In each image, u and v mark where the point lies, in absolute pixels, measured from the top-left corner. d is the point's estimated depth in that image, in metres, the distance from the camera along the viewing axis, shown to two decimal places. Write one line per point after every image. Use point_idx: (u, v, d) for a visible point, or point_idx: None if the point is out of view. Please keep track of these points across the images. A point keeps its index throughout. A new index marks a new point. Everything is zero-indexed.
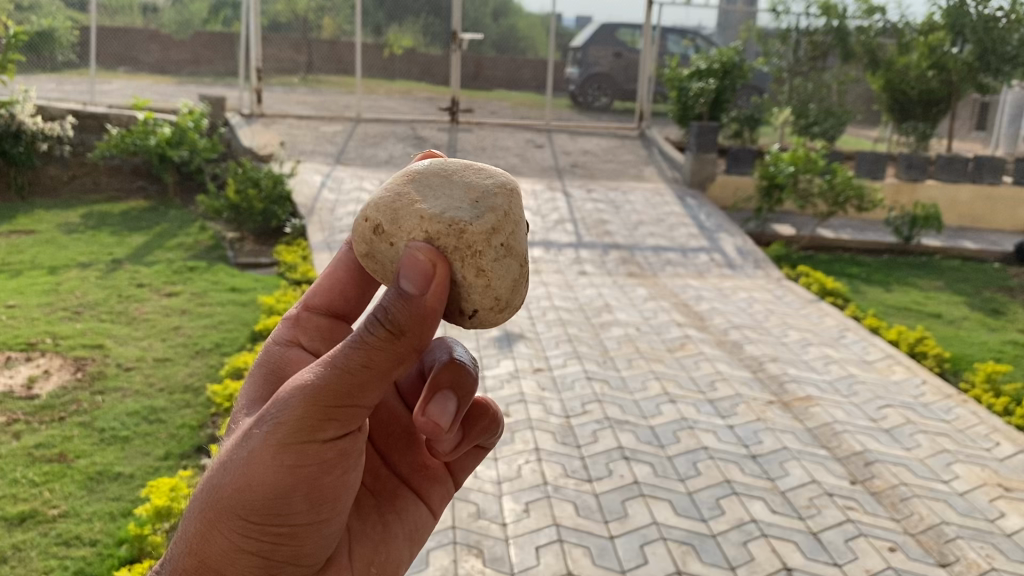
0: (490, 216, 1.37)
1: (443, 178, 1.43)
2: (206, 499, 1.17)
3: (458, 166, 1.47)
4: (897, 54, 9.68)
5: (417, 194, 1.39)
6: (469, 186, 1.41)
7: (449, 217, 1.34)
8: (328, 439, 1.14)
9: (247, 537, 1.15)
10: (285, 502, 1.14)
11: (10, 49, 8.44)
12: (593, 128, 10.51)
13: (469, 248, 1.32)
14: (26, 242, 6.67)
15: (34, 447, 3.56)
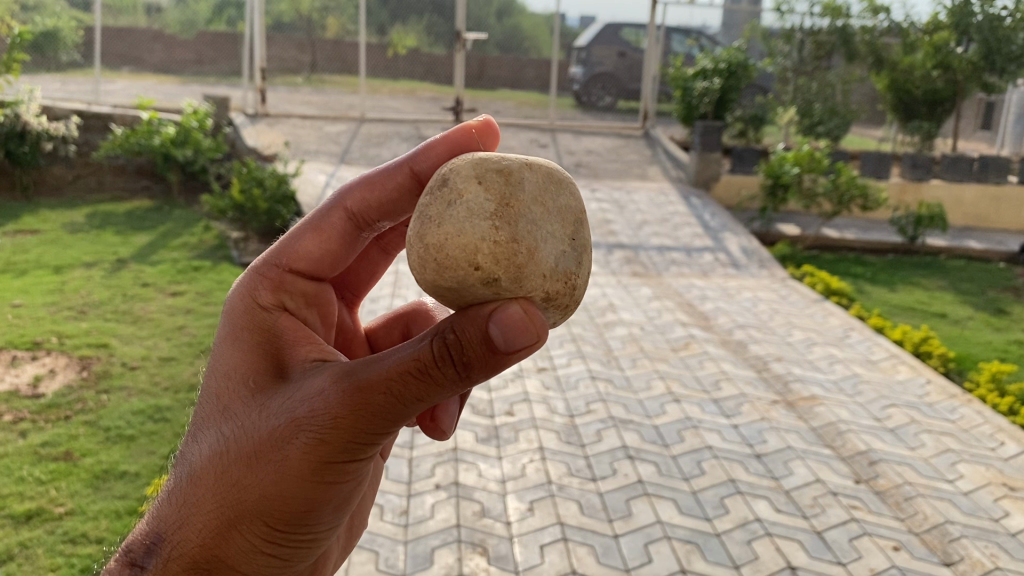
0: (581, 257, 1.50)
1: (542, 209, 1.44)
2: (236, 497, 1.26)
3: (542, 183, 1.47)
4: (902, 54, 9.67)
5: (533, 241, 1.40)
6: (562, 219, 1.47)
7: (561, 271, 1.43)
8: (363, 456, 1.27)
9: (270, 534, 1.29)
10: (313, 508, 1.28)
11: (14, 48, 8.47)
12: (597, 128, 10.56)
13: (572, 301, 1.48)
14: (31, 242, 6.69)
15: (40, 446, 3.57)
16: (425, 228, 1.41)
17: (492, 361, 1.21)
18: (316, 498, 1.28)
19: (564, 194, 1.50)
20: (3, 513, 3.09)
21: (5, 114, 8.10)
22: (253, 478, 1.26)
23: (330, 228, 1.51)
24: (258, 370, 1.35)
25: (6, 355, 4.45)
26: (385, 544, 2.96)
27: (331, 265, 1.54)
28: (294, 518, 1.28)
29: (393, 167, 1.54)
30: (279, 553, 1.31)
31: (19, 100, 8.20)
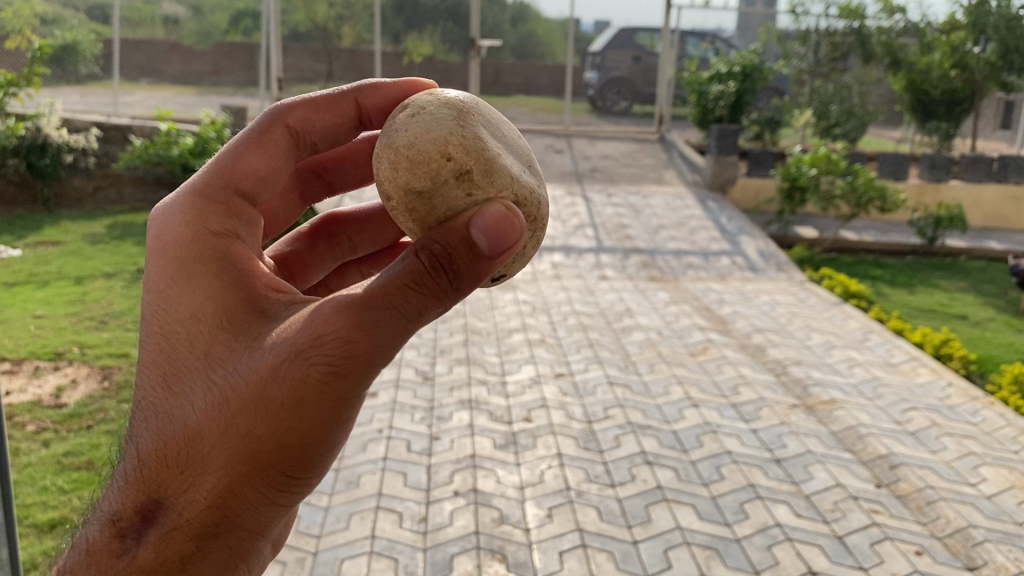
0: (537, 182, 1.76)
1: (496, 130, 1.74)
2: (232, 457, 1.26)
3: (490, 123, 1.75)
4: (919, 55, 9.59)
5: (495, 150, 1.64)
6: (516, 150, 1.78)
7: (531, 191, 1.66)
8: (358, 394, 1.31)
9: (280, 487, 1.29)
10: (321, 449, 1.31)
11: (35, 62, 8.66)
12: (612, 132, 10.80)
13: (531, 219, 1.68)
14: (53, 253, 6.78)
15: (63, 455, 3.61)
16: (391, 137, 1.62)
17: (479, 256, 1.34)
18: (317, 446, 1.30)
19: (515, 141, 1.79)
20: (27, 522, 3.13)
21: (27, 127, 8.24)
22: (254, 430, 1.25)
23: (274, 141, 1.56)
24: (232, 311, 1.33)
25: (29, 365, 4.51)
26: (404, 551, 2.97)
27: (273, 189, 1.57)
28: (297, 464, 1.30)
29: (343, 93, 1.68)
30: (279, 498, 1.32)
31: (40, 113, 8.32)
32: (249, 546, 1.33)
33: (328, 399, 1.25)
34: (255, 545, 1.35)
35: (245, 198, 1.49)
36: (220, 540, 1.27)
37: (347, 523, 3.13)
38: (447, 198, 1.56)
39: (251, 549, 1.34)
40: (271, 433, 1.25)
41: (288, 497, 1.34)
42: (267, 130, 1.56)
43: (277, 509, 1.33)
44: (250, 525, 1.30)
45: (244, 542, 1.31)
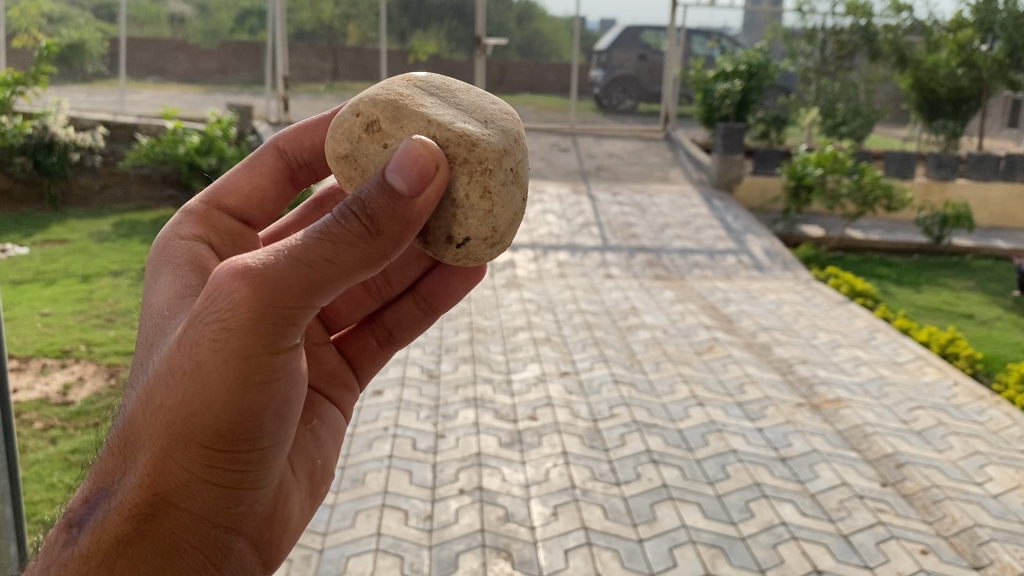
0: (502, 138, 1.54)
1: (450, 94, 1.63)
2: (152, 436, 1.15)
3: (450, 92, 1.64)
4: (926, 53, 9.58)
5: (424, 103, 1.54)
6: (483, 111, 1.61)
7: (468, 134, 1.47)
8: (284, 354, 1.15)
9: (209, 467, 1.16)
10: (253, 424, 1.16)
11: (43, 61, 8.69)
12: (617, 131, 10.77)
13: (479, 163, 1.46)
14: (60, 251, 6.81)
15: (70, 453, 3.62)
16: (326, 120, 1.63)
17: (383, 192, 1.17)
18: (244, 415, 1.14)
19: (487, 106, 1.63)
20: (34, 519, 3.14)
21: (34, 126, 8.27)
22: (166, 402, 1.14)
23: (261, 164, 1.63)
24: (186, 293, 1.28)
25: (36, 363, 4.52)
26: (410, 549, 2.97)
27: (261, 209, 1.62)
28: (227, 438, 1.15)
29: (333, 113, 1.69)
30: (225, 480, 1.18)
31: (48, 111, 8.35)
32: (205, 538, 1.20)
33: (231, 358, 1.10)
34: (219, 540, 1.21)
35: (227, 214, 1.57)
36: (160, 529, 1.16)
37: (353, 520, 3.14)
38: (364, 152, 1.50)
39: (211, 542, 1.20)
40: (181, 401, 1.12)
41: (236, 479, 1.19)
42: (258, 157, 1.63)
43: (224, 493, 1.19)
44: (195, 513, 1.18)
45: (195, 533, 1.18)
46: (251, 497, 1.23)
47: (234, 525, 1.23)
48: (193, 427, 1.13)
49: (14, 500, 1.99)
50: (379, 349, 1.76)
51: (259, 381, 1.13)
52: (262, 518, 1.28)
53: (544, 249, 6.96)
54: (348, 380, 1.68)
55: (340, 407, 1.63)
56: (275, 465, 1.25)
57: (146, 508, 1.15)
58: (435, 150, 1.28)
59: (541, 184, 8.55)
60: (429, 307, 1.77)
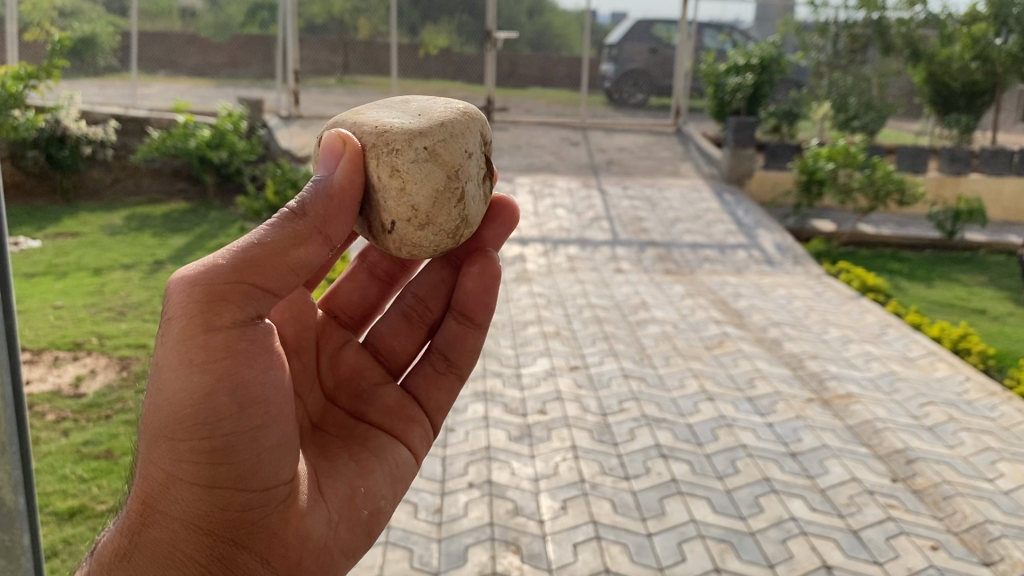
0: (423, 125, 1.64)
1: (404, 104, 1.78)
2: (139, 446, 1.29)
3: (414, 101, 1.79)
4: (939, 46, 9.45)
5: (361, 111, 1.72)
6: (424, 109, 1.73)
7: (384, 125, 1.63)
8: (228, 336, 1.27)
9: (181, 463, 1.25)
10: (213, 412, 1.25)
11: (55, 55, 8.73)
12: (628, 126, 10.50)
13: (384, 147, 1.59)
14: (72, 244, 6.84)
15: (82, 444, 3.65)
16: None
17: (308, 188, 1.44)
18: (199, 402, 1.25)
19: (433, 105, 1.75)
20: (47, 510, 3.17)
21: (47, 119, 8.30)
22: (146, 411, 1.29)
23: None
24: None
25: (48, 355, 4.55)
26: (419, 542, 2.98)
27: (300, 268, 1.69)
28: (189, 424, 1.25)
29: None
30: (202, 479, 1.26)
31: (60, 105, 8.38)
32: (198, 547, 1.26)
33: (177, 347, 1.25)
34: (214, 546, 1.27)
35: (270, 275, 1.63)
36: (154, 536, 1.26)
37: None
38: None
39: (205, 547, 1.27)
40: (151, 402, 1.27)
41: (210, 474, 1.26)
42: None
43: (204, 491, 1.26)
44: (181, 516, 1.26)
45: (186, 538, 1.26)
46: (240, 499, 1.28)
47: (228, 530, 1.28)
48: (158, 423, 1.26)
49: (26, 492, 1.95)
50: (443, 379, 1.77)
51: (205, 361, 1.25)
52: (265, 528, 1.31)
53: (554, 243, 6.96)
54: (416, 414, 1.70)
55: (411, 447, 1.65)
56: (258, 463, 1.30)
57: (138, 517, 1.27)
58: (348, 138, 1.55)
59: (551, 178, 8.54)
60: (467, 320, 1.76)
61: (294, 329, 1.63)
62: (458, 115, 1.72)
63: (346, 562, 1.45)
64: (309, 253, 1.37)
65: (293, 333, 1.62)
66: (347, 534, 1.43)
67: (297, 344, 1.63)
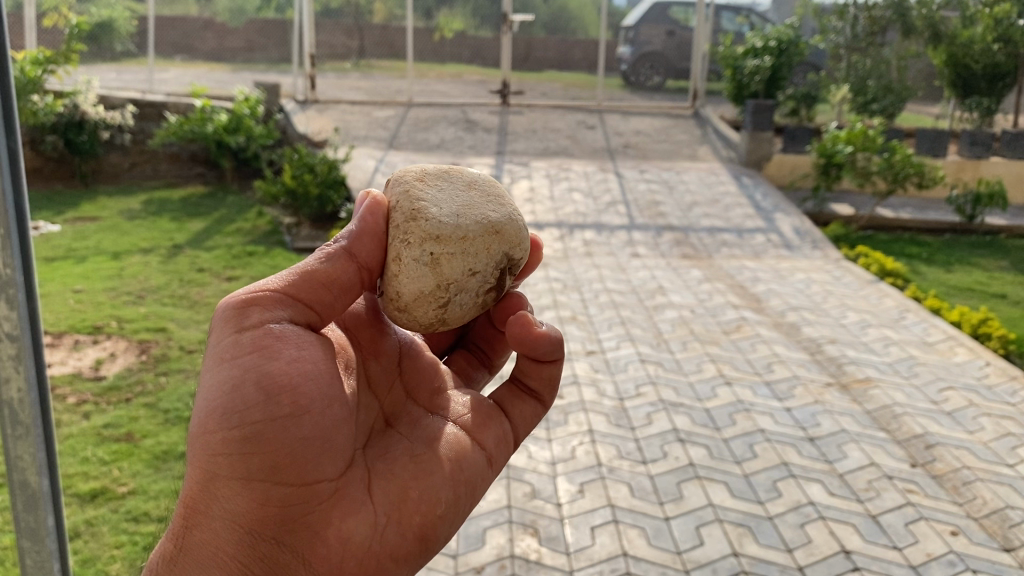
0: (451, 230, 1.57)
1: (475, 189, 1.68)
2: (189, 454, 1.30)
3: (487, 194, 1.68)
4: (960, 28, 9.31)
5: (425, 179, 1.65)
6: (477, 210, 1.62)
7: (419, 207, 1.58)
8: (261, 334, 1.29)
9: (213, 458, 1.23)
10: (240, 402, 1.24)
11: (73, 39, 8.78)
12: (644, 109, 10.44)
13: (402, 235, 1.54)
14: (91, 228, 6.88)
15: (102, 427, 3.68)
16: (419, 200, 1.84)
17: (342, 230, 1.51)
18: (229, 394, 1.24)
19: (488, 209, 1.64)
20: (69, 491, 3.20)
21: (65, 104, 8.34)
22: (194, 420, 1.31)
23: None
24: None
25: (69, 339, 4.58)
26: None
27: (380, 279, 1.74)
28: (219, 417, 1.24)
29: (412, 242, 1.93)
30: (236, 473, 1.23)
31: (78, 90, 8.43)
32: (238, 544, 1.23)
33: (215, 350, 1.29)
34: (254, 544, 1.23)
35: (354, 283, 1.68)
36: (198, 538, 1.24)
37: None
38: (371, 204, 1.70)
39: (248, 546, 1.23)
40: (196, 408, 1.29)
41: (244, 466, 1.23)
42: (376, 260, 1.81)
43: (239, 487, 1.23)
44: (221, 513, 1.24)
45: (227, 537, 1.23)
46: (278, 493, 1.24)
47: (269, 527, 1.24)
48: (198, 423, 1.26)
49: (51, 474, 1.97)
50: (521, 397, 1.58)
51: (234, 356, 1.27)
52: (304, 524, 1.26)
53: (570, 227, 6.94)
54: (494, 413, 1.53)
55: (485, 446, 1.46)
56: (293, 454, 1.25)
57: (184, 522, 1.26)
58: (376, 207, 1.54)
59: (567, 162, 8.51)
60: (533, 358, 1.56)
61: (368, 336, 1.56)
62: (494, 233, 1.61)
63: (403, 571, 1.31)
64: (344, 276, 1.44)
65: (367, 338, 1.55)
66: (398, 538, 1.30)
67: (375, 351, 1.55)
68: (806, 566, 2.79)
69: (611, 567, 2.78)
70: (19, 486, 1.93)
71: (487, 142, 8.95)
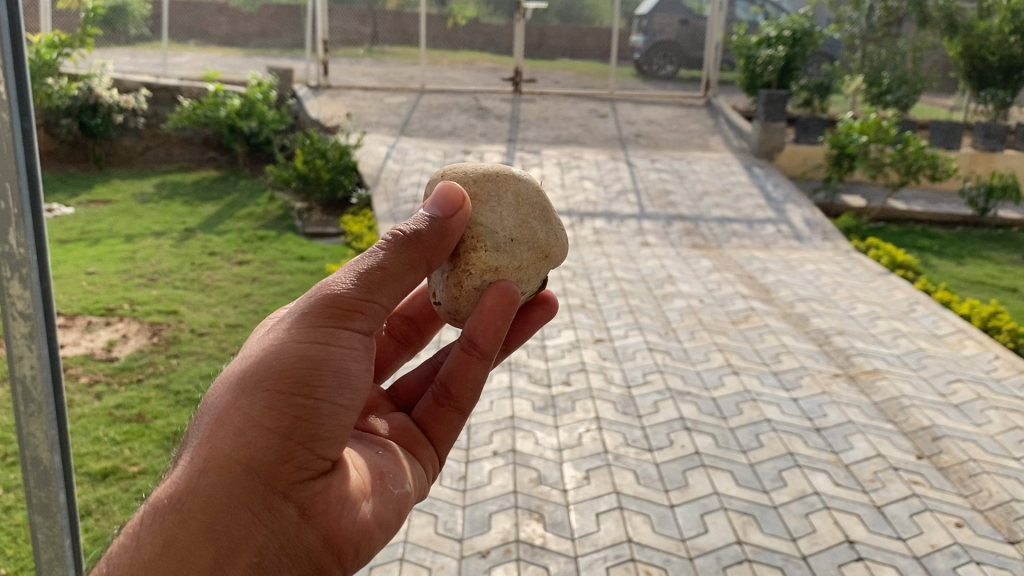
0: (508, 259, 1.63)
1: (522, 203, 1.69)
2: (219, 399, 1.24)
3: (532, 205, 1.71)
4: (977, 19, 9.24)
5: (485, 196, 1.66)
6: (529, 232, 1.68)
7: (477, 232, 1.63)
8: (350, 330, 1.28)
9: (268, 415, 1.20)
10: (314, 380, 1.23)
11: (89, 23, 8.86)
12: (657, 97, 10.44)
13: (466, 266, 1.61)
14: (104, 211, 6.93)
15: (114, 408, 3.72)
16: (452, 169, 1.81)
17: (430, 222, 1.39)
18: (302, 365, 1.23)
19: (539, 230, 1.69)
20: (81, 470, 3.24)
21: (79, 87, 8.39)
22: (233, 370, 1.27)
23: None
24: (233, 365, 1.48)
25: (81, 320, 4.63)
26: (444, 508, 3.03)
27: None
28: (291, 381, 1.22)
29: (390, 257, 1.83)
30: (281, 434, 1.20)
31: (92, 74, 8.47)
32: (255, 495, 1.19)
33: (303, 322, 1.26)
34: (266, 496, 1.19)
35: None
36: (215, 478, 1.18)
37: None
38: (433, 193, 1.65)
39: (261, 496, 1.19)
40: (247, 365, 1.25)
41: (289, 427, 1.21)
42: None
43: (275, 442, 1.20)
44: (247, 462, 1.19)
45: (245, 484, 1.18)
46: (306, 457, 1.22)
47: (287, 484, 1.21)
48: (250, 379, 1.23)
49: (64, 450, 2.00)
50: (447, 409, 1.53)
51: (321, 339, 1.25)
52: (319, 492, 1.24)
53: (580, 216, 6.94)
54: (420, 437, 1.53)
55: (426, 466, 1.51)
56: (332, 433, 1.24)
57: (199, 462, 1.20)
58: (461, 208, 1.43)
59: (579, 150, 8.50)
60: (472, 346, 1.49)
61: None
62: (545, 258, 1.69)
63: (377, 543, 1.33)
64: (412, 282, 1.35)
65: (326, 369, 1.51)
66: (382, 513, 1.33)
67: None
68: (809, 555, 2.80)
69: (615, 553, 2.80)
70: (32, 462, 1.96)
71: (499, 130, 8.94)
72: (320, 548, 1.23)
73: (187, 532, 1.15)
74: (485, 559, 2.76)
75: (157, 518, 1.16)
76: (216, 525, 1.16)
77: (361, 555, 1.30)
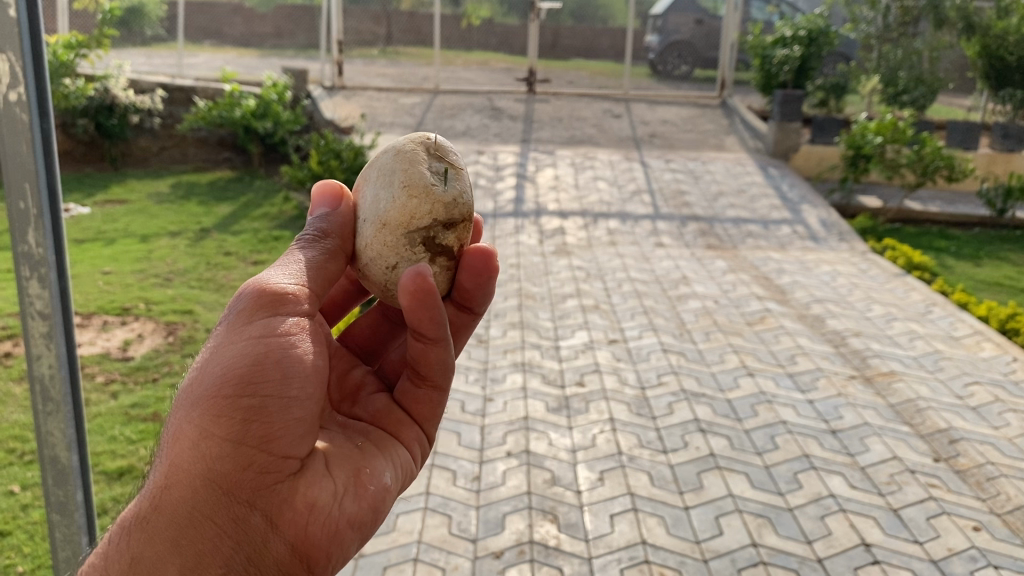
0: (358, 240, 1.51)
1: (375, 178, 1.55)
2: (177, 412, 1.21)
3: (389, 172, 1.54)
4: (995, 19, 9.16)
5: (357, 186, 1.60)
6: (377, 204, 1.52)
7: None
8: (286, 318, 1.23)
9: (216, 422, 1.15)
10: (257, 377, 1.17)
11: (105, 24, 8.91)
12: (672, 98, 10.37)
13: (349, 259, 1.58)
14: (120, 211, 6.97)
15: (130, 407, 3.74)
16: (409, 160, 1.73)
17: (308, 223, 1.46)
18: (246, 364, 1.17)
19: (383, 200, 1.51)
20: (97, 469, 3.26)
21: (96, 88, 8.43)
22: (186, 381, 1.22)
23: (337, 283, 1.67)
24: None
25: (97, 319, 4.66)
26: (458, 509, 3.03)
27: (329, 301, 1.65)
28: (234, 383, 1.17)
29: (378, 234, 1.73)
30: (230, 438, 1.15)
31: (109, 74, 8.52)
32: (214, 507, 1.14)
33: (238, 321, 1.21)
34: (230, 507, 1.15)
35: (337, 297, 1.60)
36: (176, 496, 1.15)
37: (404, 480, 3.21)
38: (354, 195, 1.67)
39: (221, 507, 1.15)
40: (195, 370, 1.20)
41: (239, 432, 1.15)
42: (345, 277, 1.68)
43: (229, 450, 1.15)
44: (204, 475, 1.15)
45: (204, 498, 1.14)
46: (264, 460, 1.17)
47: (245, 492, 1.16)
48: (198, 386, 1.18)
49: (81, 449, 2.01)
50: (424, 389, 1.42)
51: (259, 333, 1.19)
52: (284, 494, 1.18)
53: (594, 217, 6.92)
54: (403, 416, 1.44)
55: (411, 447, 1.42)
56: (284, 430, 1.18)
57: (163, 481, 1.17)
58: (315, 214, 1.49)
59: (593, 151, 8.48)
60: (417, 335, 1.32)
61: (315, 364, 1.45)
62: (386, 225, 1.49)
63: (354, 541, 1.24)
64: (337, 270, 1.40)
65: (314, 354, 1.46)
66: (358, 508, 1.24)
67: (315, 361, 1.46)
68: (825, 558, 2.79)
69: (629, 555, 2.79)
70: (49, 461, 1.97)
71: (513, 130, 8.94)
72: (290, 553, 1.18)
73: (152, 552, 1.13)
74: (499, 559, 2.76)
75: (126, 539, 1.15)
76: (181, 541, 1.13)
77: (339, 555, 1.23)
